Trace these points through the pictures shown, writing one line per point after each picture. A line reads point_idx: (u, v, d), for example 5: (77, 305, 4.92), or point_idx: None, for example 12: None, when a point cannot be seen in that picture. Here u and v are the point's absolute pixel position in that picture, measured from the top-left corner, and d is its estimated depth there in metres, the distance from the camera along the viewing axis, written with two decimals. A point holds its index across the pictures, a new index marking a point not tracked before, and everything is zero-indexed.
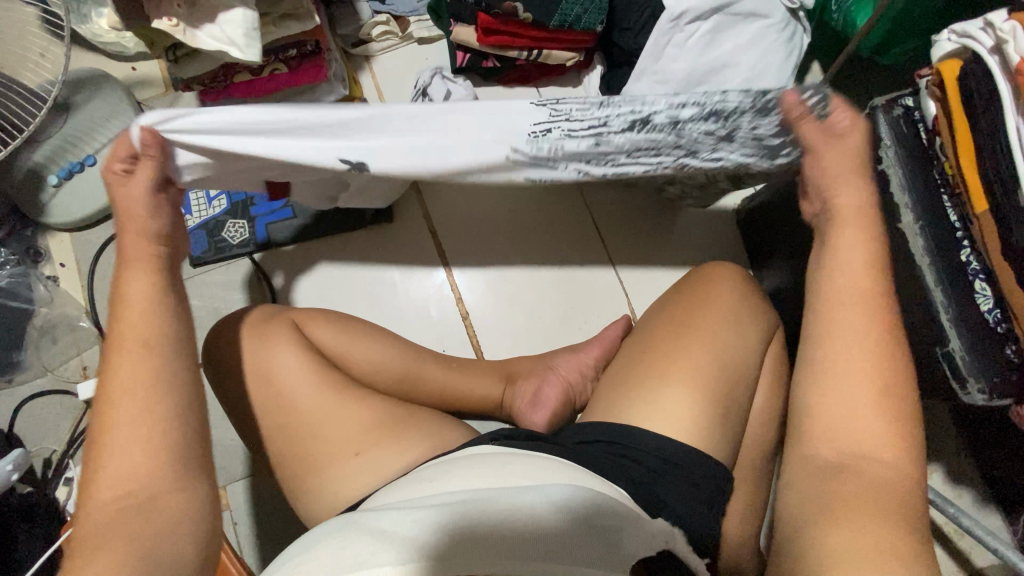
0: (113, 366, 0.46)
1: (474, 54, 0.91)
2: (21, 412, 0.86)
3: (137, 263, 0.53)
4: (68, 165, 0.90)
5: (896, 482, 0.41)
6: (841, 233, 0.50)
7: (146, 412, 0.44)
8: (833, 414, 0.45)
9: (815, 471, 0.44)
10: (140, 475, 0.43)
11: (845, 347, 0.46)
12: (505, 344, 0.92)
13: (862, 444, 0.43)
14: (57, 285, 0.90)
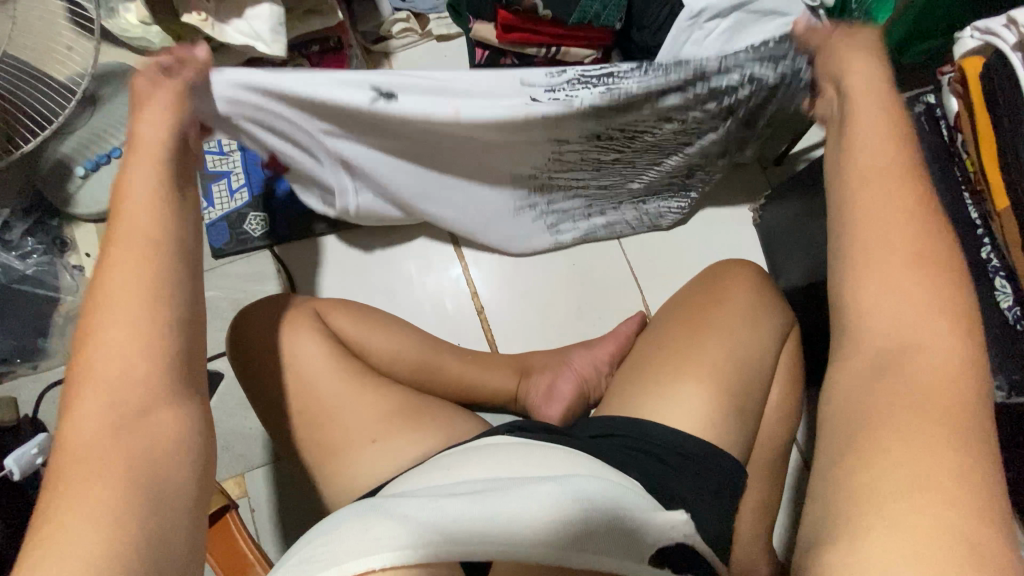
0: (109, 266, 0.43)
1: (492, 51, 0.92)
2: (47, 398, 0.88)
3: (144, 156, 0.49)
4: (96, 157, 0.92)
5: (958, 366, 0.37)
6: (860, 127, 0.45)
7: (144, 314, 0.41)
8: (878, 299, 0.40)
9: (868, 365, 0.40)
10: (129, 382, 0.39)
11: (880, 230, 0.41)
12: (519, 339, 0.92)
13: (915, 329, 0.39)
14: (83, 274, 0.92)
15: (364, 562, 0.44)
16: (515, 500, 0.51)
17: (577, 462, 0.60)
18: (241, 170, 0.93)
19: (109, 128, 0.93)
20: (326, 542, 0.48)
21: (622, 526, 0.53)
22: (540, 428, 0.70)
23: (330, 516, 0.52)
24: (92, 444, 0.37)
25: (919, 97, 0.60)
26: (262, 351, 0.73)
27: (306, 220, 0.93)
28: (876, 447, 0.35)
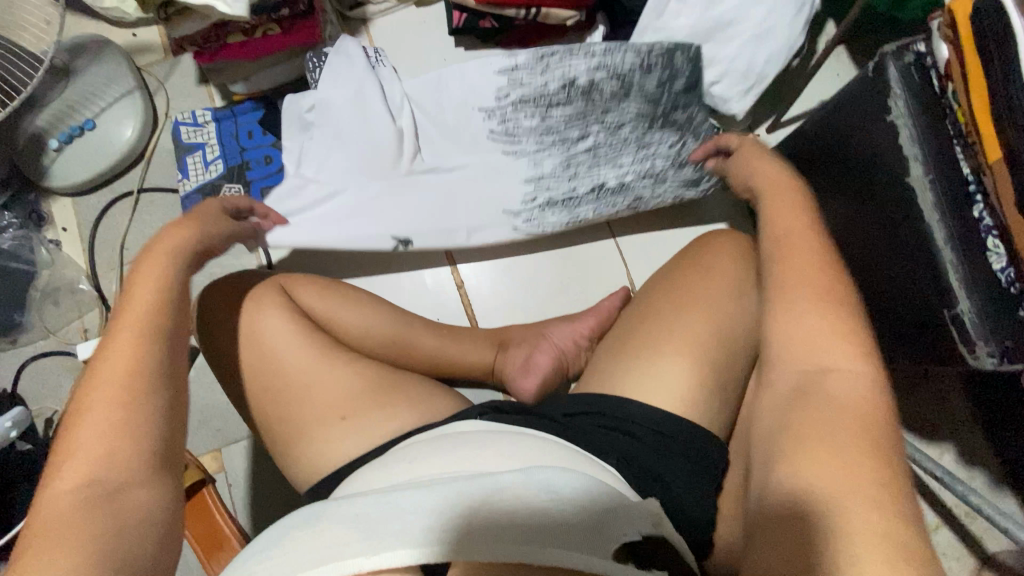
0: (109, 349, 0.44)
1: (470, 14, 0.88)
2: (25, 372, 0.88)
3: (149, 268, 0.50)
4: (69, 129, 0.90)
5: (862, 399, 0.39)
6: (779, 217, 0.49)
7: (128, 395, 0.42)
8: (794, 338, 0.44)
9: (780, 400, 0.42)
10: (118, 465, 0.40)
11: (793, 277, 0.46)
12: (499, 313, 0.90)
13: (823, 363, 0.42)
14: (59, 248, 0.91)
15: (341, 566, 0.44)
16: (484, 494, 0.48)
17: (552, 452, 0.57)
18: (216, 142, 0.91)
19: (83, 100, 0.91)
20: (291, 548, 0.47)
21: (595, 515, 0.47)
22: (518, 410, 0.69)
23: (293, 520, 0.51)
24: (61, 517, 0.37)
25: (906, 46, 0.55)
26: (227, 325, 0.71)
27: (281, 191, 0.90)
28: (802, 457, 0.37)
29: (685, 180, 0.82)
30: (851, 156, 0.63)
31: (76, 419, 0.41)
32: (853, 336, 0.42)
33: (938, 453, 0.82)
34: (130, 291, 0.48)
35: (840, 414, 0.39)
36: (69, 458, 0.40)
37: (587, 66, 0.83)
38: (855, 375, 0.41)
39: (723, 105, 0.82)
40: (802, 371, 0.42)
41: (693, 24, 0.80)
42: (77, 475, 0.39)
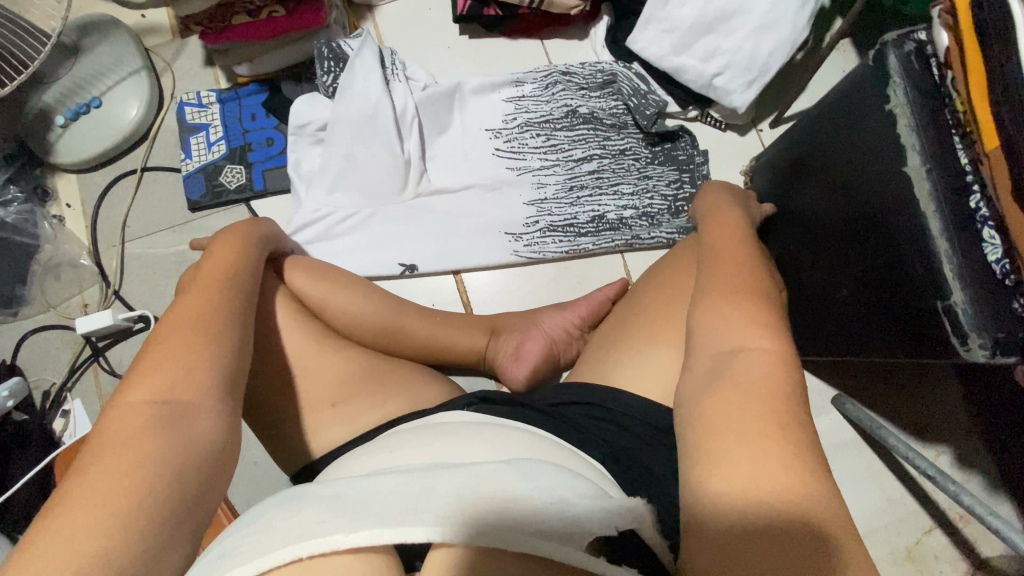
0: (188, 298, 0.52)
1: (475, 2, 0.89)
2: (25, 344, 0.90)
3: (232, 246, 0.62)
4: (75, 106, 0.91)
5: (773, 384, 0.38)
6: (719, 236, 0.55)
7: (202, 330, 0.48)
8: (712, 334, 0.43)
9: (702, 384, 0.40)
10: (182, 388, 0.44)
11: (721, 277, 0.47)
12: (494, 302, 0.90)
13: (736, 349, 0.41)
14: (62, 224, 0.92)
15: (321, 543, 0.38)
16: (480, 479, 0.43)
17: (536, 447, 0.55)
18: (220, 124, 0.92)
19: (90, 79, 0.92)
20: (261, 528, 0.41)
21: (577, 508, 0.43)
22: (504, 401, 0.70)
23: (263, 507, 0.46)
24: (132, 430, 0.41)
25: (908, 35, 0.54)
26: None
27: (281, 172, 0.90)
28: (718, 440, 0.36)
29: (678, 228, 0.89)
30: (850, 153, 0.61)
31: (151, 350, 0.46)
32: (768, 324, 0.42)
33: (933, 455, 0.81)
34: (212, 265, 0.58)
35: (753, 396, 0.37)
36: (143, 379, 0.44)
37: (592, 97, 0.92)
38: (763, 354, 0.40)
39: (725, 97, 0.82)
40: (715, 357, 0.41)
41: (697, 14, 0.79)
42: (150, 392, 0.43)
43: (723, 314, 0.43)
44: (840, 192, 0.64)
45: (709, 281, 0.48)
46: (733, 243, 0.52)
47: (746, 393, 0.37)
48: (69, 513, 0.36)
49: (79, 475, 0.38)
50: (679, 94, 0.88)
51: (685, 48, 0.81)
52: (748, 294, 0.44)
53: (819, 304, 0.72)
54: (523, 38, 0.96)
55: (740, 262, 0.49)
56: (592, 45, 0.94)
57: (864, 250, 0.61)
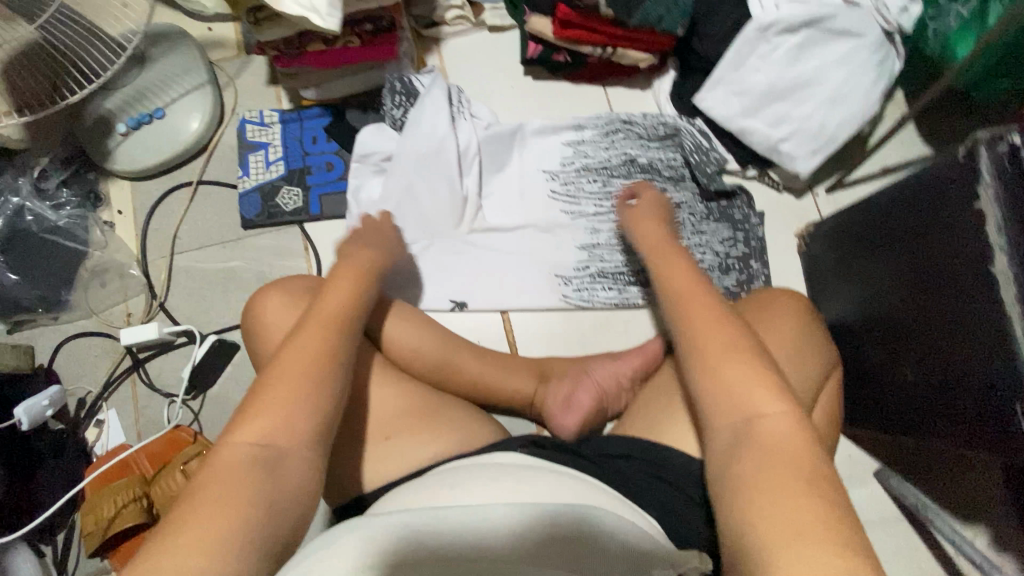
0: (299, 336, 0.54)
1: (545, 46, 0.89)
2: (63, 349, 0.88)
3: (340, 278, 0.64)
4: (138, 115, 0.91)
5: (788, 442, 0.43)
6: (673, 283, 0.58)
7: (309, 374, 0.51)
8: (716, 392, 0.47)
9: (729, 443, 0.44)
10: (283, 433, 0.48)
11: (708, 331, 0.51)
12: (539, 344, 0.90)
13: (750, 405, 0.45)
14: (113, 231, 0.91)
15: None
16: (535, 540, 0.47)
17: (590, 496, 0.53)
18: (280, 144, 0.92)
19: (155, 89, 0.92)
20: (330, 554, 0.44)
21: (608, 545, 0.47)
22: (557, 446, 0.67)
23: (337, 530, 0.47)
24: (236, 470, 0.45)
25: (1005, 133, 0.53)
26: (275, 323, 0.71)
27: (339, 199, 0.91)
28: (761, 495, 0.40)
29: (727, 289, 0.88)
30: (927, 242, 0.63)
31: (260, 391, 0.50)
32: (773, 383, 0.46)
33: (972, 535, 0.80)
34: (326, 298, 0.60)
35: (776, 452, 0.42)
36: (249, 421, 0.48)
37: (651, 147, 0.92)
38: (781, 415, 0.44)
39: (789, 162, 0.82)
40: (734, 424, 0.45)
41: (771, 81, 0.79)
42: (253, 434, 0.47)
43: (718, 369, 0.47)
44: (910, 276, 0.66)
45: (688, 325, 0.52)
46: (692, 286, 0.57)
47: (774, 456, 0.42)
48: (172, 542, 0.39)
49: (185, 505, 0.42)
50: (739, 153, 0.89)
51: (754, 111, 0.81)
52: (727, 342, 0.49)
53: (880, 379, 0.73)
54: (586, 83, 0.97)
55: (706, 303, 0.53)
56: (655, 96, 0.95)
57: (933, 337, 0.63)
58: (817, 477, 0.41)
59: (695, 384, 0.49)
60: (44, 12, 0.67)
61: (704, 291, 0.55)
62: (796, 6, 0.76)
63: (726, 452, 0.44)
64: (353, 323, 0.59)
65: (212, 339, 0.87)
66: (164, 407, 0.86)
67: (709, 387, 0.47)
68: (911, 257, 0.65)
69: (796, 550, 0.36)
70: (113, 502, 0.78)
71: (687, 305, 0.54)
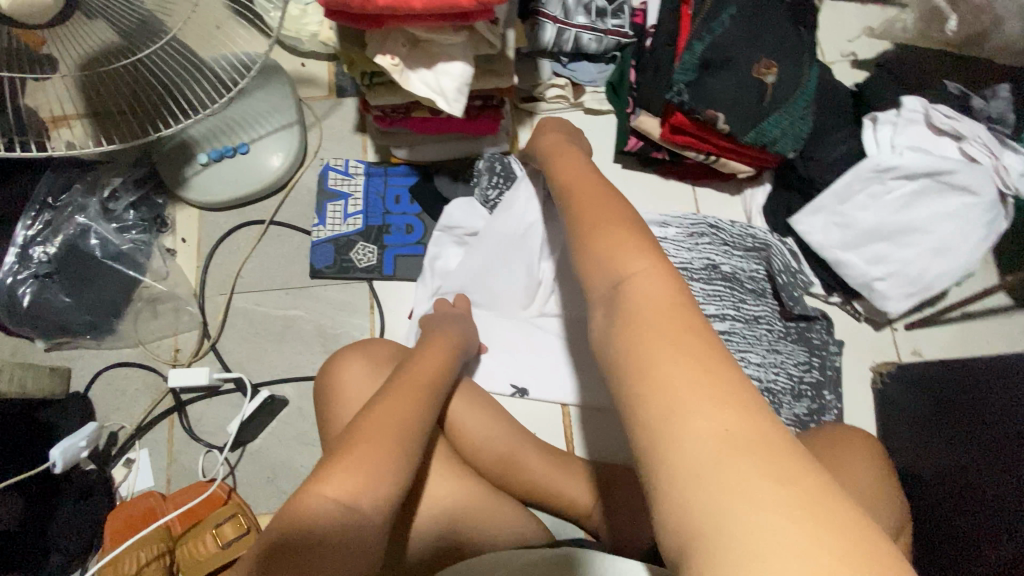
0: (389, 405, 0.60)
1: (646, 142, 0.89)
2: (102, 377, 0.84)
3: (432, 348, 0.71)
4: (222, 148, 0.88)
5: (663, 310, 0.37)
6: (569, 175, 0.54)
7: (396, 441, 0.57)
8: (607, 259, 0.41)
9: (611, 317, 0.38)
10: (369, 499, 0.53)
11: (584, 213, 0.46)
12: (598, 444, 0.86)
13: (627, 274, 0.39)
14: (174, 259, 0.88)
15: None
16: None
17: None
18: (361, 197, 0.89)
19: (242, 122, 0.90)
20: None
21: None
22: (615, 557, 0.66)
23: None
24: (323, 527, 0.52)
25: None
26: (350, 395, 0.68)
27: (415, 263, 0.88)
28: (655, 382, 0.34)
29: (799, 417, 0.84)
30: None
31: (352, 450, 0.55)
32: (652, 258, 0.40)
33: None
34: (416, 367, 0.67)
35: (656, 321, 0.36)
36: (337, 475, 0.53)
37: (735, 256, 0.91)
38: (649, 274, 0.39)
39: (880, 301, 0.81)
40: (611, 290, 0.40)
41: (877, 221, 0.78)
42: (342, 495, 0.52)
43: (610, 257, 0.41)
44: (1014, 455, 0.64)
45: (578, 216, 0.46)
46: (577, 179, 0.52)
47: (651, 327, 0.36)
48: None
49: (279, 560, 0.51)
50: (827, 279, 0.88)
51: (854, 247, 0.80)
52: (626, 232, 0.42)
53: (958, 558, 0.69)
54: (677, 180, 0.96)
55: (616, 207, 0.45)
56: (744, 205, 0.94)
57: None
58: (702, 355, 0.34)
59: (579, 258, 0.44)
60: (151, 44, 0.66)
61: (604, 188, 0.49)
62: (918, 155, 0.76)
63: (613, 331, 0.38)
64: (433, 404, 0.64)
65: (264, 394, 0.82)
66: (200, 456, 0.82)
67: (601, 272, 0.41)
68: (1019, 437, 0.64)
69: (694, 441, 0.31)
70: (135, 557, 0.72)
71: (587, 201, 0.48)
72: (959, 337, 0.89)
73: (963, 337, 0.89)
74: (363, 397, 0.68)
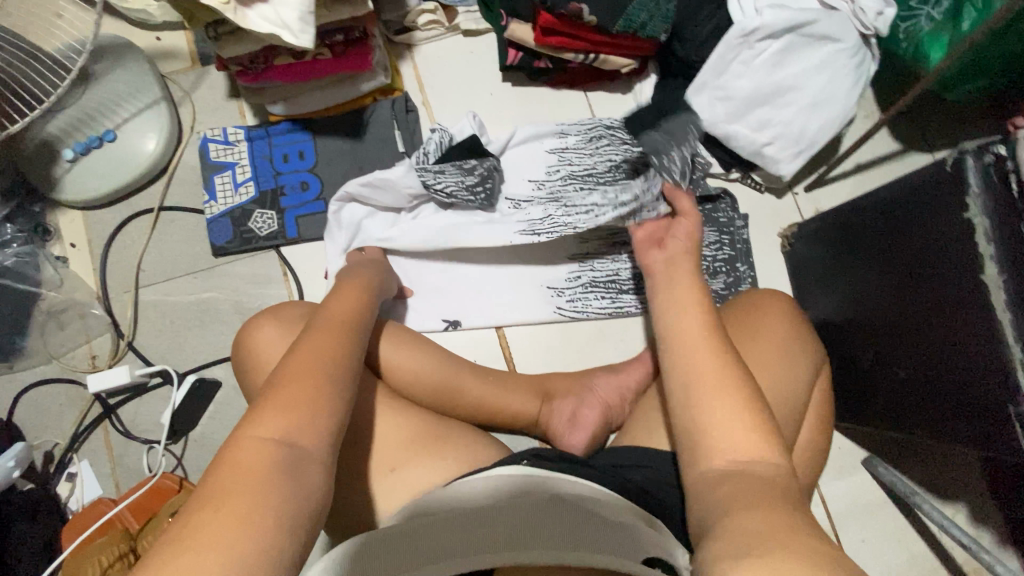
0: (310, 342, 0.59)
1: (526, 53, 0.87)
2: (22, 400, 0.81)
3: (352, 285, 0.71)
4: (86, 139, 0.83)
5: (774, 477, 0.44)
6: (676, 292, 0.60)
7: (320, 374, 0.55)
8: (716, 427, 0.48)
9: (711, 484, 0.46)
10: (302, 435, 0.50)
11: (693, 364, 0.51)
12: (537, 358, 0.88)
13: (740, 444, 0.46)
14: (67, 266, 0.84)
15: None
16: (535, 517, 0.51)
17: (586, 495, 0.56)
18: (248, 163, 0.86)
19: (103, 108, 0.85)
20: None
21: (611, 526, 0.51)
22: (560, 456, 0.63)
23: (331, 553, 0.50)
24: (254, 469, 0.46)
25: (987, 147, 0.56)
26: (263, 356, 0.67)
27: (319, 220, 0.86)
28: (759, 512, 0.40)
29: (715, 294, 0.89)
30: (927, 253, 0.63)
31: (276, 392, 0.52)
32: (760, 423, 0.47)
33: (951, 511, 0.86)
34: (336, 306, 0.67)
35: (763, 488, 0.43)
36: (267, 418, 0.49)
37: (635, 153, 0.92)
38: (767, 460, 0.46)
39: (772, 165, 0.84)
40: (725, 465, 0.46)
41: (755, 86, 0.80)
42: (276, 433, 0.49)
43: (716, 414, 0.48)
44: (920, 281, 0.64)
45: (695, 365, 0.51)
46: (687, 320, 0.55)
47: (766, 490, 0.43)
48: (189, 543, 0.40)
49: (203, 510, 0.43)
50: (723, 157, 0.90)
51: (739, 117, 0.82)
52: (742, 406, 0.48)
53: (868, 380, 0.76)
54: (567, 88, 0.95)
55: (715, 355, 0.52)
56: (637, 100, 0.94)
57: (935, 343, 0.63)
58: (782, 499, 0.42)
59: (685, 420, 0.50)
60: None
61: (713, 343, 0.53)
62: (777, 11, 0.77)
63: (715, 487, 0.45)
64: (362, 337, 0.64)
65: (191, 378, 0.81)
66: (142, 454, 0.80)
67: (696, 446, 0.48)
68: (895, 260, 0.68)
69: (795, 544, 0.36)
70: (98, 562, 0.70)
71: (679, 342, 0.54)
72: (856, 186, 0.92)
73: (860, 187, 0.92)
74: (278, 358, 0.66)
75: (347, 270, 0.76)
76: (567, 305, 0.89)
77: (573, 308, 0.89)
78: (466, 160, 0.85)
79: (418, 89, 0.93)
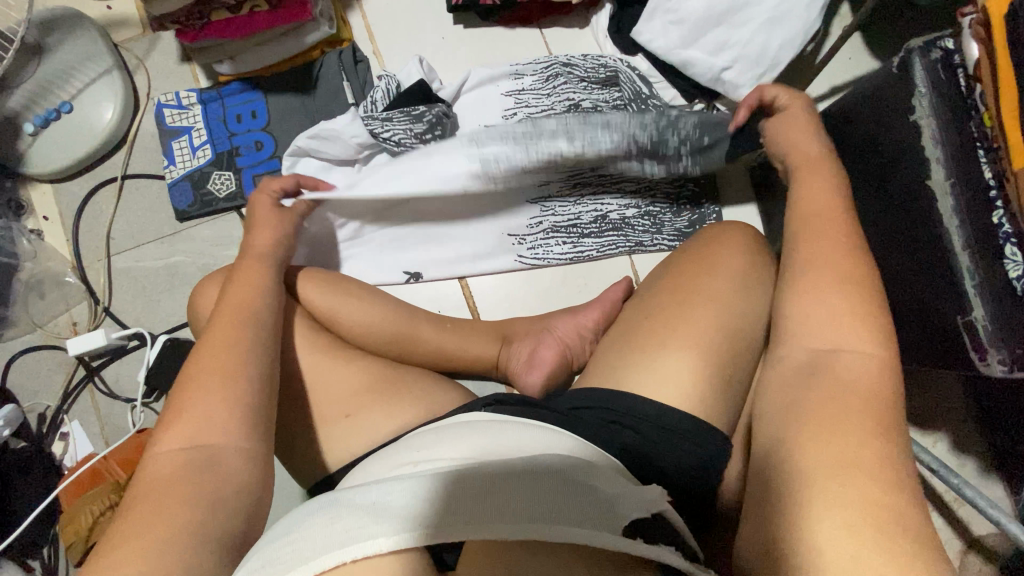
0: (218, 325, 0.55)
1: None
2: (12, 368, 0.85)
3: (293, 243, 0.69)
4: (45, 113, 0.86)
5: (868, 370, 0.41)
6: (800, 193, 0.52)
7: (227, 353, 0.52)
8: (815, 317, 0.44)
9: (796, 373, 0.43)
10: (210, 428, 0.47)
11: (814, 255, 0.47)
12: (501, 305, 0.87)
13: (836, 335, 0.43)
14: (41, 238, 0.87)
15: (362, 546, 0.38)
16: (482, 472, 0.43)
17: (550, 444, 0.49)
18: (203, 126, 0.87)
19: (58, 81, 0.87)
20: (301, 535, 0.40)
21: (589, 487, 0.42)
22: (525, 400, 0.61)
23: (301, 510, 0.43)
24: (167, 474, 0.44)
25: (934, 43, 0.53)
26: (210, 313, 0.69)
27: (275, 177, 0.86)
28: (808, 439, 0.38)
29: (678, 234, 0.87)
30: (894, 173, 0.57)
31: (186, 389, 0.49)
32: (872, 320, 0.43)
33: (931, 442, 0.83)
34: (240, 276, 0.62)
35: (841, 394, 0.40)
36: (179, 423, 0.47)
37: (595, 90, 0.87)
38: (866, 357, 0.41)
39: (733, 91, 0.79)
40: (813, 352, 0.44)
41: (706, 6, 0.79)
42: (183, 436, 0.47)
43: (821, 297, 0.45)
44: (885, 202, 0.59)
45: (808, 249, 0.48)
46: (814, 199, 0.51)
47: (846, 391, 0.40)
48: (115, 548, 0.39)
49: (123, 519, 0.42)
50: (685, 87, 0.86)
51: (693, 41, 0.80)
52: (852, 307, 0.44)
53: None
54: (521, 27, 0.93)
55: (839, 235, 0.47)
56: (593, 33, 0.92)
57: (889, 263, 0.60)
58: (874, 411, 0.38)
59: (784, 303, 0.47)
60: None
61: (844, 221, 0.49)
62: None
63: (793, 381, 0.43)
64: None
65: (163, 338, 0.84)
66: (126, 412, 0.84)
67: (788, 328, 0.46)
68: (863, 187, 0.61)
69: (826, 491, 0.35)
70: (90, 511, 0.73)
71: (807, 237, 0.48)
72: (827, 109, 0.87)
73: None
74: None
75: (286, 237, 0.70)
76: (530, 251, 0.87)
77: (534, 255, 0.87)
78: (414, 106, 0.83)
79: (368, 39, 0.92)
